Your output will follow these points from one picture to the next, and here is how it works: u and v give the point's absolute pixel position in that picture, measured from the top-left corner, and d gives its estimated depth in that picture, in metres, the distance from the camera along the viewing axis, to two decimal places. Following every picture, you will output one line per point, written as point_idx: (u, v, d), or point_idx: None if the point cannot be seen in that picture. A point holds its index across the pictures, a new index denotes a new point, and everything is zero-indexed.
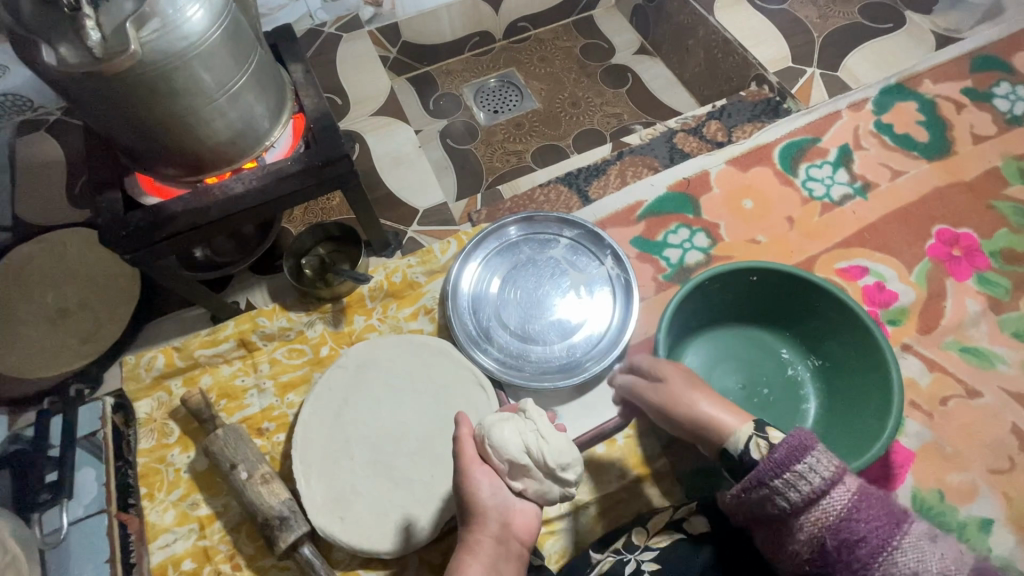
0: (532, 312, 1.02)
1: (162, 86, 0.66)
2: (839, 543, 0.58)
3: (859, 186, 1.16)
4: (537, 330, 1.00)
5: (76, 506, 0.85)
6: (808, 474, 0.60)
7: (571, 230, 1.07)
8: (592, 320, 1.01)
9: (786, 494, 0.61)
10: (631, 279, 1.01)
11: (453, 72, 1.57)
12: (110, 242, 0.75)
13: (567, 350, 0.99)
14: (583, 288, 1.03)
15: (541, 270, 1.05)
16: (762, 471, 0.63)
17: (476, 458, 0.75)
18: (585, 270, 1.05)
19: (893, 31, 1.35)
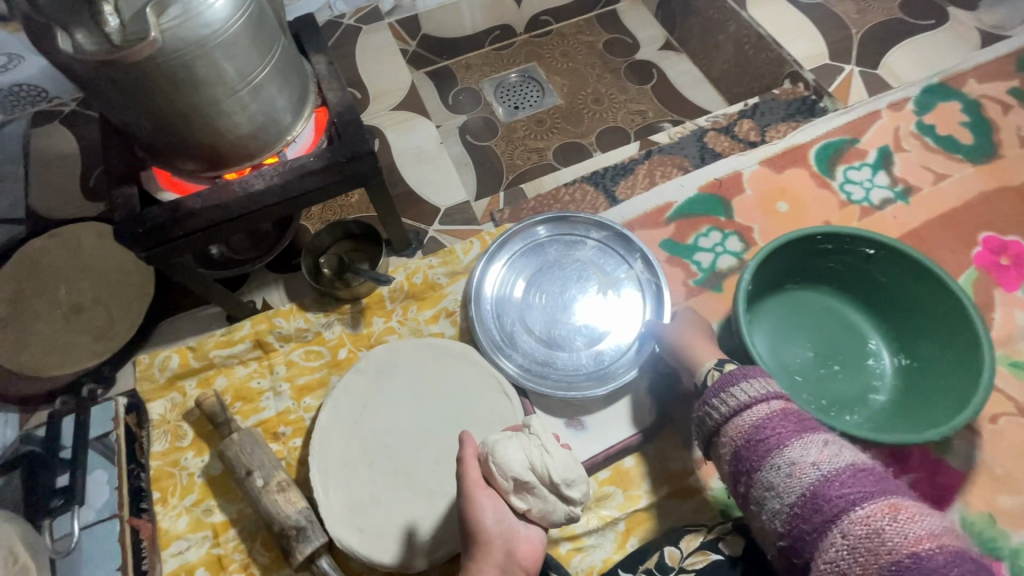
0: (558, 317, 0.98)
1: (183, 76, 0.62)
2: (748, 444, 0.64)
3: (900, 190, 1.11)
4: (564, 336, 0.96)
5: (88, 510, 0.84)
6: (739, 392, 0.68)
7: (599, 232, 1.03)
8: (620, 326, 0.97)
9: (717, 406, 0.69)
10: (663, 284, 0.96)
11: (473, 67, 1.53)
12: (126, 239, 0.71)
13: (595, 357, 0.95)
14: (611, 293, 0.99)
15: (567, 273, 1.01)
16: (707, 391, 0.71)
17: (482, 482, 0.71)
18: (613, 273, 1.00)
19: (935, 27, 1.30)
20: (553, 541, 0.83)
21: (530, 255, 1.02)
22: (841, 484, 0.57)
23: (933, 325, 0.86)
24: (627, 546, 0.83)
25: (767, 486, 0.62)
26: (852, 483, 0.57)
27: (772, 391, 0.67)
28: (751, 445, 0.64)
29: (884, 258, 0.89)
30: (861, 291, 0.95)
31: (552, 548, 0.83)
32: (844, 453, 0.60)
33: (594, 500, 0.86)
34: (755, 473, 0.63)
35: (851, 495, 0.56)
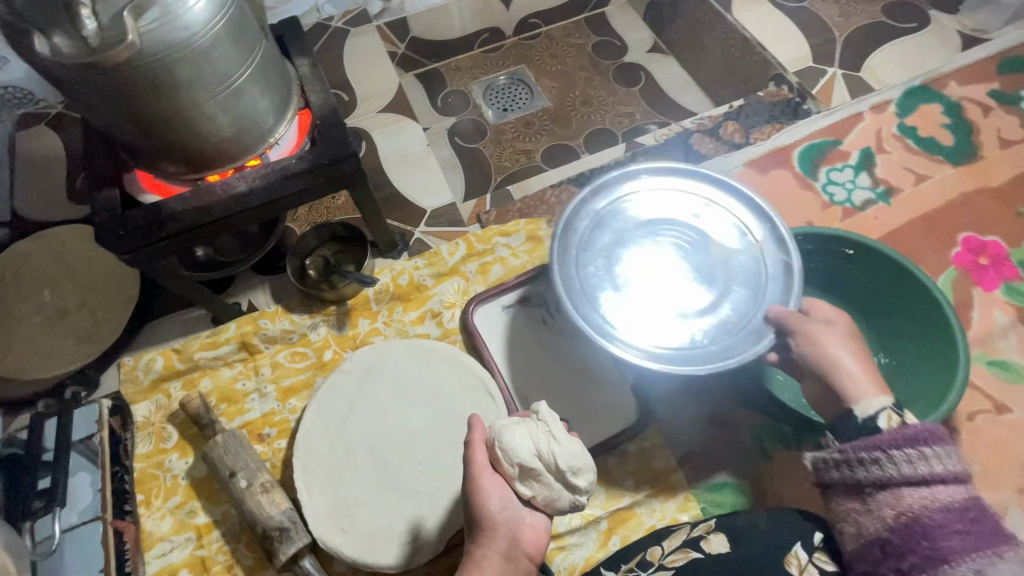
0: (656, 278, 0.86)
1: (162, 79, 0.63)
2: (911, 525, 0.57)
3: (882, 191, 1.12)
4: (640, 298, 0.84)
5: (70, 513, 0.82)
6: (931, 463, 0.57)
7: (700, 189, 0.90)
8: (728, 300, 0.84)
9: (895, 466, 0.59)
10: (796, 262, 0.82)
11: (462, 69, 1.53)
12: (108, 241, 0.72)
13: (696, 329, 0.82)
14: (729, 262, 0.86)
15: (688, 237, 0.88)
16: (882, 440, 0.60)
17: (487, 467, 0.72)
18: (733, 240, 0.87)
19: (917, 30, 1.31)
20: None
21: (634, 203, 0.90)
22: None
23: (907, 319, 0.88)
24: (610, 545, 0.84)
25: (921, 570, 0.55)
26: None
27: (956, 471, 0.57)
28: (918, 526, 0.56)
29: (862, 257, 0.90)
30: (837, 290, 0.96)
31: None
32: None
33: None
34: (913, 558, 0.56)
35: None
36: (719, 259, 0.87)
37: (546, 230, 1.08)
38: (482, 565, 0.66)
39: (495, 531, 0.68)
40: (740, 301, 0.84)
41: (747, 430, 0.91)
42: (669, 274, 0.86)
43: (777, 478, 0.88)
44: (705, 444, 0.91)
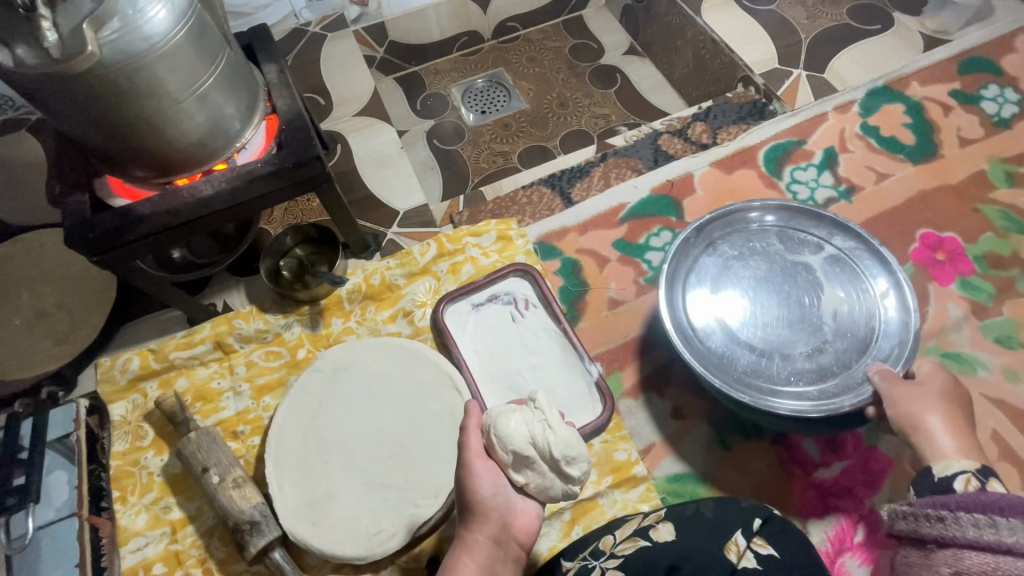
0: (759, 328, 0.91)
1: (125, 88, 0.65)
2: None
3: (844, 189, 1.15)
4: (789, 345, 0.90)
5: (45, 509, 0.85)
6: (985, 527, 0.54)
7: (840, 240, 0.96)
8: (836, 350, 0.89)
9: (957, 527, 0.56)
10: (907, 312, 0.88)
11: (441, 73, 1.56)
12: (77, 244, 0.74)
13: (790, 379, 0.87)
14: (849, 309, 0.91)
15: (810, 283, 0.94)
16: (952, 500, 0.59)
17: (481, 453, 0.74)
18: (866, 287, 0.92)
19: (881, 32, 1.34)
20: None
21: (710, 247, 0.97)
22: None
23: None
24: (572, 534, 0.86)
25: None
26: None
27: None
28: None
29: None
30: None
31: None
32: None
33: None
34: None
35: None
36: (884, 303, 0.90)
37: (516, 230, 1.11)
38: (472, 548, 0.71)
39: (483, 518, 0.72)
40: (831, 348, 0.89)
41: (707, 422, 0.94)
42: (822, 320, 0.91)
43: (735, 468, 0.90)
44: (667, 436, 0.93)
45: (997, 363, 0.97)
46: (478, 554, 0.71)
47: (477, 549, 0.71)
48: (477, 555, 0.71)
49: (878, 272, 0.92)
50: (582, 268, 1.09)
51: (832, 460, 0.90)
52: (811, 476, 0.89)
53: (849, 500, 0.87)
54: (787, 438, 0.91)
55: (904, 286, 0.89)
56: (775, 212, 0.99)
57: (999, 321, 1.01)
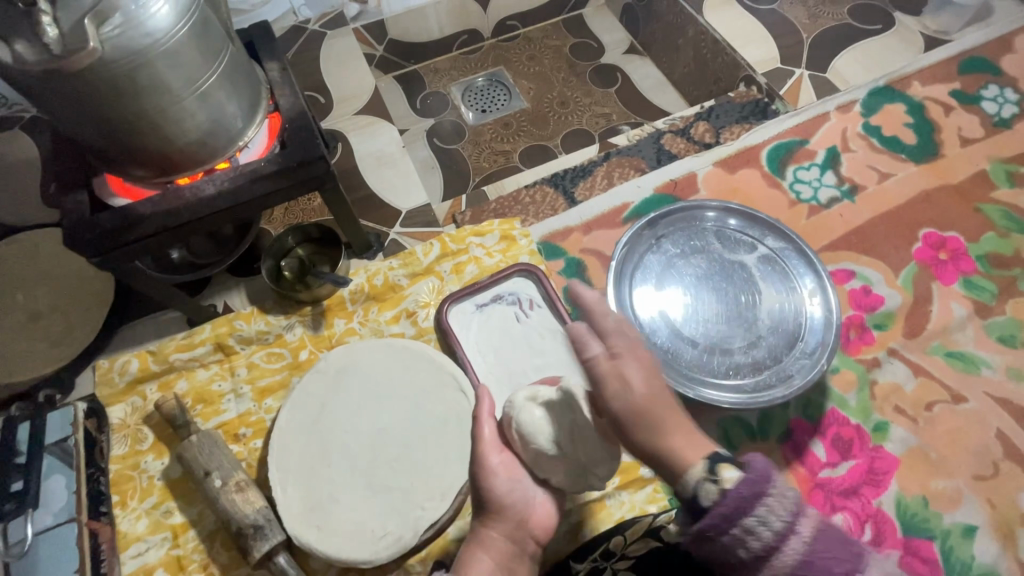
0: (691, 324, 0.87)
1: (126, 84, 0.64)
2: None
3: (847, 189, 1.15)
4: (725, 340, 0.86)
5: (44, 515, 0.82)
6: (765, 520, 0.53)
7: (773, 239, 0.92)
8: (766, 346, 0.85)
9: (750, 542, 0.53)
10: (836, 309, 0.85)
11: (440, 71, 1.55)
12: (76, 244, 0.72)
13: (723, 374, 0.84)
14: (780, 307, 0.88)
15: (746, 280, 0.90)
16: (717, 523, 0.54)
17: (497, 446, 0.74)
18: (797, 285, 0.89)
19: (882, 32, 1.35)
20: None
21: (651, 247, 0.92)
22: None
23: None
24: (582, 539, 0.85)
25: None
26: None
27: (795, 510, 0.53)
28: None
29: None
30: None
31: None
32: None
33: None
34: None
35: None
36: (813, 300, 0.88)
37: (519, 229, 1.10)
38: (486, 543, 0.70)
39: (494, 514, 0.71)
40: (763, 344, 0.85)
41: (713, 422, 0.93)
42: (755, 317, 0.87)
43: None
44: None
45: (1001, 362, 0.97)
46: (492, 549, 0.69)
47: (491, 543, 0.69)
48: (490, 548, 0.69)
49: (807, 270, 0.90)
50: (586, 268, 1.09)
51: (838, 460, 0.89)
52: (817, 476, 0.88)
53: (856, 500, 0.86)
54: (793, 438, 0.91)
55: (831, 284, 0.87)
56: (712, 210, 0.95)
57: (1001, 321, 1.01)
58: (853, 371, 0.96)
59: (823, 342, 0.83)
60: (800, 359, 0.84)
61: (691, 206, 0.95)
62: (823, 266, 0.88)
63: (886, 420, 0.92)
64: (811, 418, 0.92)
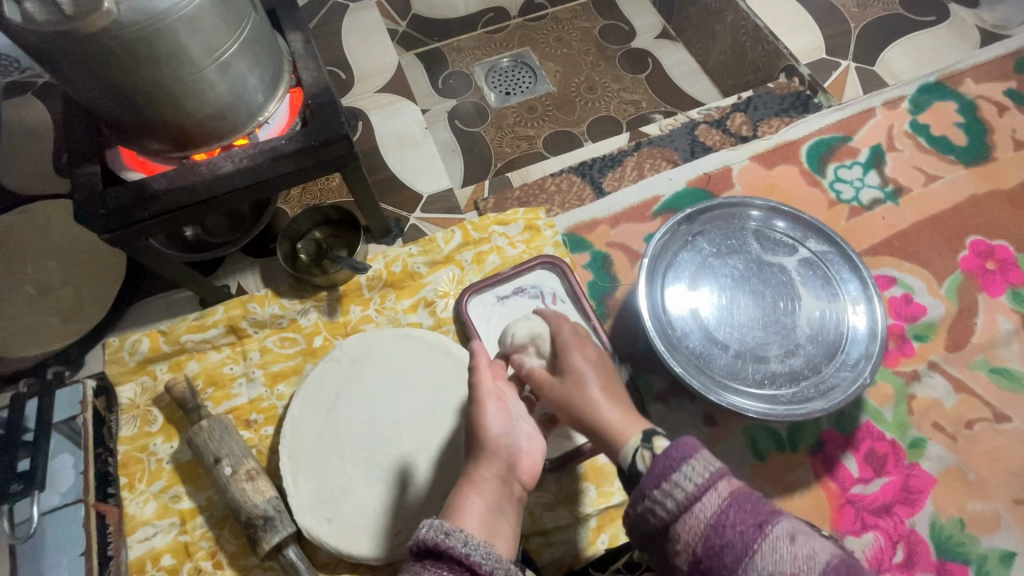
0: (725, 329, 0.83)
1: (142, 51, 0.59)
2: (710, 553, 0.55)
3: (890, 191, 1.09)
4: (761, 346, 0.82)
5: (50, 495, 0.82)
6: (683, 481, 0.58)
7: (815, 242, 0.87)
8: (804, 355, 0.81)
9: (663, 503, 0.59)
10: (882, 320, 0.80)
11: (464, 50, 1.48)
12: (87, 219, 0.69)
13: (758, 382, 0.80)
14: (819, 315, 0.83)
15: (785, 285, 0.85)
16: (644, 482, 0.60)
17: (494, 392, 0.72)
18: (839, 292, 0.84)
19: (935, 24, 1.27)
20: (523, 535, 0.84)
21: (685, 245, 0.87)
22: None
23: None
24: (597, 545, 0.84)
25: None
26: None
27: (717, 470, 0.59)
28: (722, 539, 0.55)
29: None
30: None
31: (523, 543, 0.83)
32: (816, 549, 0.53)
33: (569, 494, 0.86)
34: (730, 568, 0.54)
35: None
36: (856, 309, 0.83)
37: (545, 219, 1.06)
38: (479, 486, 0.66)
39: (492, 453, 0.68)
40: (801, 353, 0.81)
41: (740, 430, 0.90)
42: (793, 324, 0.83)
43: (770, 480, 0.86)
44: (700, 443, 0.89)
45: None
46: (484, 492, 0.65)
47: (484, 487, 0.66)
48: (484, 491, 0.65)
49: (851, 277, 0.85)
50: (612, 262, 1.04)
51: (870, 476, 0.85)
52: (848, 492, 0.85)
53: (888, 519, 0.83)
54: (825, 451, 0.87)
55: (877, 293, 0.82)
56: (751, 209, 0.90)
57: None
58: (891, 385, 0.91)
59: (867, 354, 0.79)
60: (840, 370, 0.79)
61: (733, 203, 0.90)
62: (870, 274, 0.83)
63: (924, 436, 0.88)
64: (844, 432, 0.88)
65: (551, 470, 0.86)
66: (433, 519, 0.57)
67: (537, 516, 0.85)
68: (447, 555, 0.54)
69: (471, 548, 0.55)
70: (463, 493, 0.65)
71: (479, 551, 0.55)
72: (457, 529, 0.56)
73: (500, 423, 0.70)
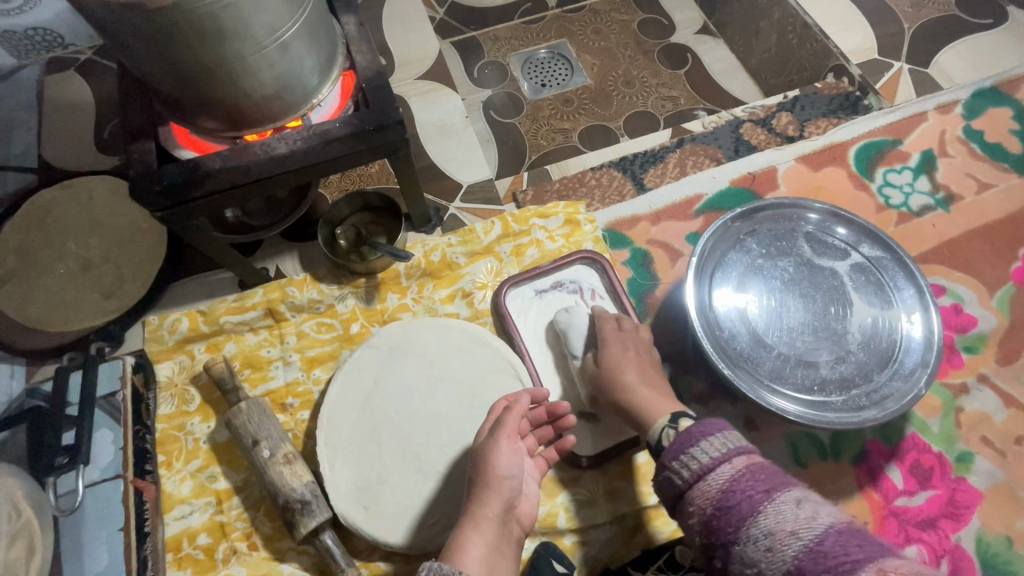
0: (773, 334, 0.81)
1: (208, 28, 0.59)
2: (721, 514, 0.60)
3: (941, 198, 1.06)
4: (811, 352, 0.80)
5: (92, 469, 0.82)
6: (700, 454, 0.65)
7: (869, 249, 0.85)
8: (856, 362, 0.79)
9: (681, 472, 0.65)
10: (937, 328, 0.79)
11: (500, 39, 1.46)
12: (140, 195, 0.69)
13: (809, 388, 0.78)
14: (872, 322, 0.81)
15: (837, 290, 0.83)
16: (666, 454, 0.68)
17: (513, 434, 0.75)
18: (893, 301, 0.82)
19: (992, 27, 1.23)
20: (558, 532, 0.83)
21: (735, 244, 0.86)
22: (841, 539, 0.53)
23: None
24: (633, 546, 0.83)
25: (755, 550, 0.56)
26: (853, 540, 0.53)
27: (735, 447, 0.64)
28: (731, 502, 0.59)
29: None
30: None
31: (558, 539, 0.83)
32: (819, 514, 0.56)
33: (603, 493, 0.85)
34: (735, 526, 0.58)
35: (853, 551, 0.52)
36: (910, 318, 0.81)
37: (585, 214, 1.04)
38: (480, 525, 0.69)
39: (499, 491, 0.72)
40: (852, 361, 0.79)
41: (782, 436, 0.88)
42: (845, 330, 0.81)
43: (811, 488, 0.85)
44: None
45: None
46: (485, 532, 0.69)
47: (485, 526, 0.69)
48: (485, 532, 0.69)
49: (906, 284, 0.83)
50: (652, 260, 1.02)
51: (915, 488, 0.84)
52: (892, 503, 0.83)
53: (933, 533, 0.81)
54: (868, 461, 0.85)
55: (934, 302, 0.80)
56: (806, 211, 0.88)
57: None
58: (939, 397, 0.89)
59: (922, 364, 0.77)
60: (891, 379, 0.78)
61: (791, 204, 0.88)
62: (926, 281, 0.81)
63: (971, 450, 0.86)
64: (889, 442, 0.86)
65: (588, 469, 0.86)
66: (433, 563, 0.63)
67: (572, 514, 0.84)
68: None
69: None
70: (465, 530, 0.69)
71: None
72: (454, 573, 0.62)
73: (508, 461, 0.74)
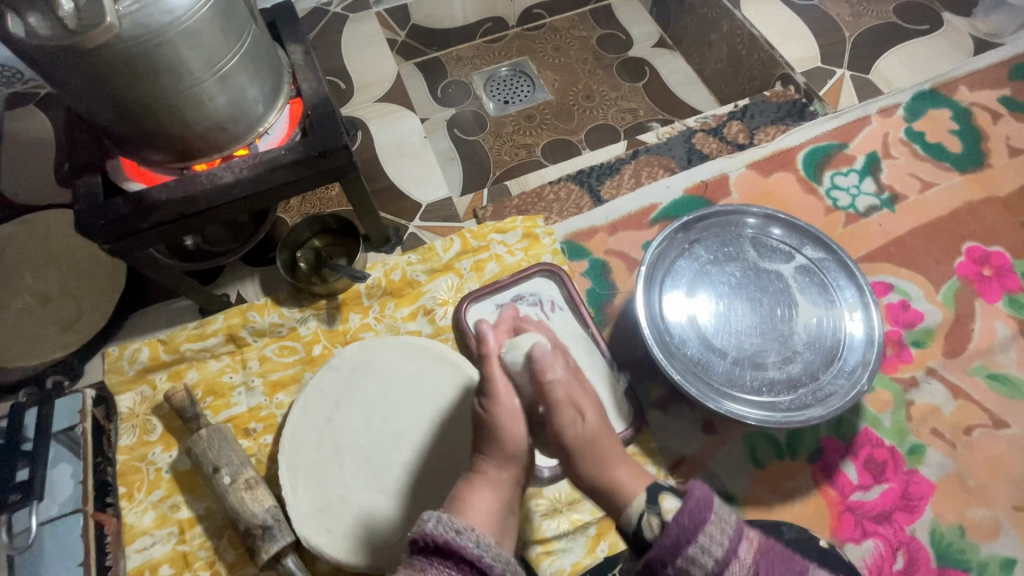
0: (723, 339, 0.83)
1: (142, 65, 0.60)
2: None
3: (886, 198, 1.10)
4: (759, 354, 0.82)
5: (49, 505, 0.81)
6: (705, 551, 0.54)
7: (812, 251, 0.88)
8: (803, 362, 0.81)
9: None
10: (875, 324, 0.82)
11: (462, 59, 1.49)
12: (88, 229, 0.69)
13: (759, 390, 0.80)
14: (817, 322, 0.84)
15: (783, 292, 0.86)
16: (659, 557, 0.56)
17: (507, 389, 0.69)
18: (836, 300, 0.85)
19: (929, 33, 1.29)
20: (523, 543, 0.84)
21: (682, 252, 0.88)
22: None
23: None
24: (597, 554, 0.83)
25: None
26: None
27: (734, 531, 0.55)
28: None
29: None
30: None
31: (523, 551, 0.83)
32: None
33: (567, 503, 0.86)
34: None
35: None
36: (853, 315, 0.84)
37: (543, 227, 1.06)
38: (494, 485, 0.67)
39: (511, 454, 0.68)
40: (799, 360, 0.82)
41: (739, 437, 0.89)
42: (790, 331, 0.83)
43: (770, 488, 0.86)
44: (698, 451, 0.89)
45: None
46: (501, 492, 0.66)
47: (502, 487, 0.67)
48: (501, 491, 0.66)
49: (847, 283, 0.85)
50: (610, 270, 1.04)
51: (870, 483, 0.85)
52: (848, 498, 0.85)
53: (888, 526, 0.83)
54: (823, 458, 0.87)
55: (873, 299, 0.83)
56: (748, 217, 0.91)
57: None
58: (889, 392, 0.92)
59: (863, 361, 0.79)
60: (835, 377, 0.80)
61: (736, 210, 0.91)
62: (865, 280, 0.84)
63: (923, 442, 0.88)
64: (843, 439, 0.88)
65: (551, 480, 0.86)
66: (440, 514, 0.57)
67: (536, 525, 0.85)
68: (457, 554, 0.54)
69: (467, 537, 0.55)
70: (476, 488, 0.66)
71: (489, 551, 0.55)
72: (466, 527, 0.56)
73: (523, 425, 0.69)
